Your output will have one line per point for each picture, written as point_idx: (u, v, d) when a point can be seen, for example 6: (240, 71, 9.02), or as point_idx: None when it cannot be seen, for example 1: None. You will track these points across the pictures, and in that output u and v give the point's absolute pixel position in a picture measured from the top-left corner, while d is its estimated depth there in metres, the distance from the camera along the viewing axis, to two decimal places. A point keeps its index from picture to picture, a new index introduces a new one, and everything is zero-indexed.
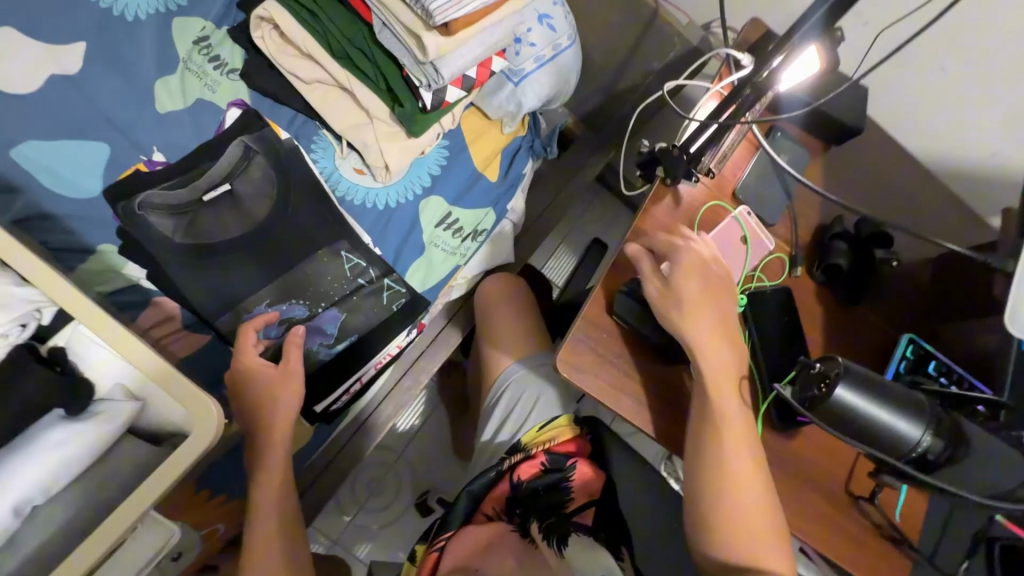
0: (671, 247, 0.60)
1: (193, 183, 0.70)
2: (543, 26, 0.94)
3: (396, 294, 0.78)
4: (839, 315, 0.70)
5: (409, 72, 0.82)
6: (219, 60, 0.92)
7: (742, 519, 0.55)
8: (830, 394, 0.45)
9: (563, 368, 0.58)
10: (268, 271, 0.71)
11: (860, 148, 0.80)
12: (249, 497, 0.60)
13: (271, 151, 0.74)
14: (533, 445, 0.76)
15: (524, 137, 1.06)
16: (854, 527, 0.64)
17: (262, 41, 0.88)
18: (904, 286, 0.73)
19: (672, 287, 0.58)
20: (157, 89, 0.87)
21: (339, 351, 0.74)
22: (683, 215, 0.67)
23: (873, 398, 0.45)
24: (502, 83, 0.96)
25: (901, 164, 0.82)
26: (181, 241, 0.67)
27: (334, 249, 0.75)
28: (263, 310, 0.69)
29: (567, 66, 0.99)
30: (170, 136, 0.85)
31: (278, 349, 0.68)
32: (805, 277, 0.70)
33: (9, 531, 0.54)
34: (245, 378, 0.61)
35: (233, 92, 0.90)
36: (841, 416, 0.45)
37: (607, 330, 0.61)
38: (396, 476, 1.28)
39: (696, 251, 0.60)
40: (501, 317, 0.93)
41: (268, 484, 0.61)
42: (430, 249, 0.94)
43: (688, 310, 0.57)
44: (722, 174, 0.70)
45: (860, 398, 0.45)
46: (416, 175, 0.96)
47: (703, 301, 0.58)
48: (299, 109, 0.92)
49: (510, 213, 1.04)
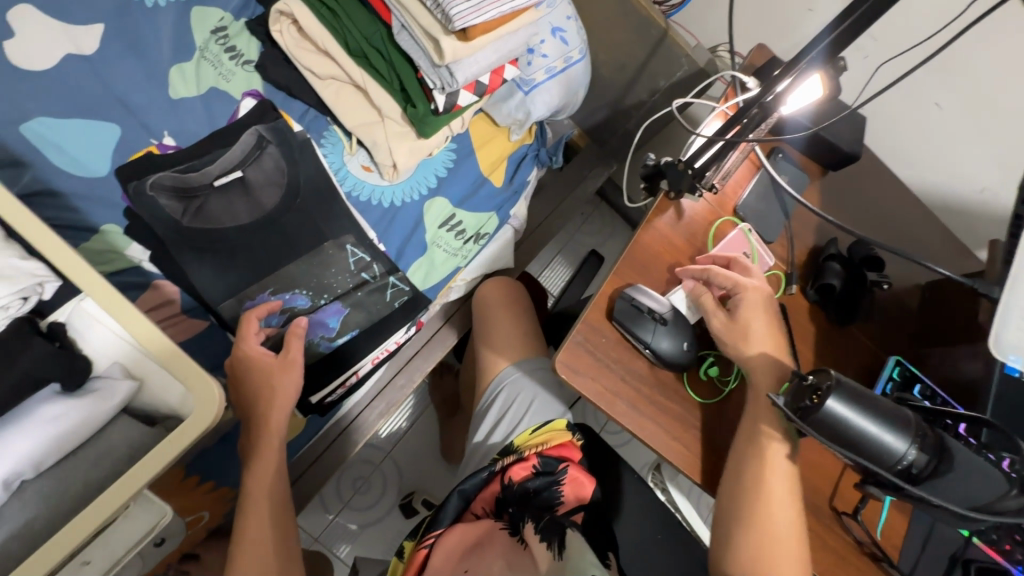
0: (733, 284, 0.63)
1: (206, 167, 0.71)
2: (556, 39, 0.96)
3: (400, 292, 0.79)
4: (830, 335, 0.72)
5: (424, 74, 0.85)
6: (235, 51, 0.93)
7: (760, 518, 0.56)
8: (821, 407, 0.46)
9: (562, 370, 0.60)
10: (274, 260, 0.71)
11: (856, 175, 0.83)
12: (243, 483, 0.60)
13: (284, 141, 0.75)
14: (527, 447, 0.77)
15: (531, 145, 1.08)
16: (837, 542, 0.65)
17: (280, 34, 0.90)
18: (893, 310, 0.76)
19: (736, 323, 0.61)
20: (172, 75, 0.87)
21: (339, 345, 0.74)
22: (685, 228, 0.69)
23: (863, 411, 0.46)
24: (513, 91, 0.98)
25: (894, 193, 0.85)
26: (189, 224, 0.68)
27: (340, 241, 0.75)
28: (264, 298, 0.70)
29: (577, 79, 1.02)
30: (182, 122, 0.86)
31: (279, 338, 0.68)
32: (800, 296, 0.72)
33: None
34: (244, 364, 0.62)
35: (247, 83, 0.91)
36: (832, 428, 0.47)
37: (606, 336, 0.62)
38: (383, 475, 1.27)
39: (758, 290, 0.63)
40: (499, 320, 0.94)
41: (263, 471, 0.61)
42: (432, 249, 0.95)
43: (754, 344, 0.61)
44: (723, 192, 0.72)
45: (851, 411, 0.46)
46: (422, 175, 0.97)
47: (767, 336, 0.61)
48: (311, 104, 0.93)
49: (512, 219, 1.05)
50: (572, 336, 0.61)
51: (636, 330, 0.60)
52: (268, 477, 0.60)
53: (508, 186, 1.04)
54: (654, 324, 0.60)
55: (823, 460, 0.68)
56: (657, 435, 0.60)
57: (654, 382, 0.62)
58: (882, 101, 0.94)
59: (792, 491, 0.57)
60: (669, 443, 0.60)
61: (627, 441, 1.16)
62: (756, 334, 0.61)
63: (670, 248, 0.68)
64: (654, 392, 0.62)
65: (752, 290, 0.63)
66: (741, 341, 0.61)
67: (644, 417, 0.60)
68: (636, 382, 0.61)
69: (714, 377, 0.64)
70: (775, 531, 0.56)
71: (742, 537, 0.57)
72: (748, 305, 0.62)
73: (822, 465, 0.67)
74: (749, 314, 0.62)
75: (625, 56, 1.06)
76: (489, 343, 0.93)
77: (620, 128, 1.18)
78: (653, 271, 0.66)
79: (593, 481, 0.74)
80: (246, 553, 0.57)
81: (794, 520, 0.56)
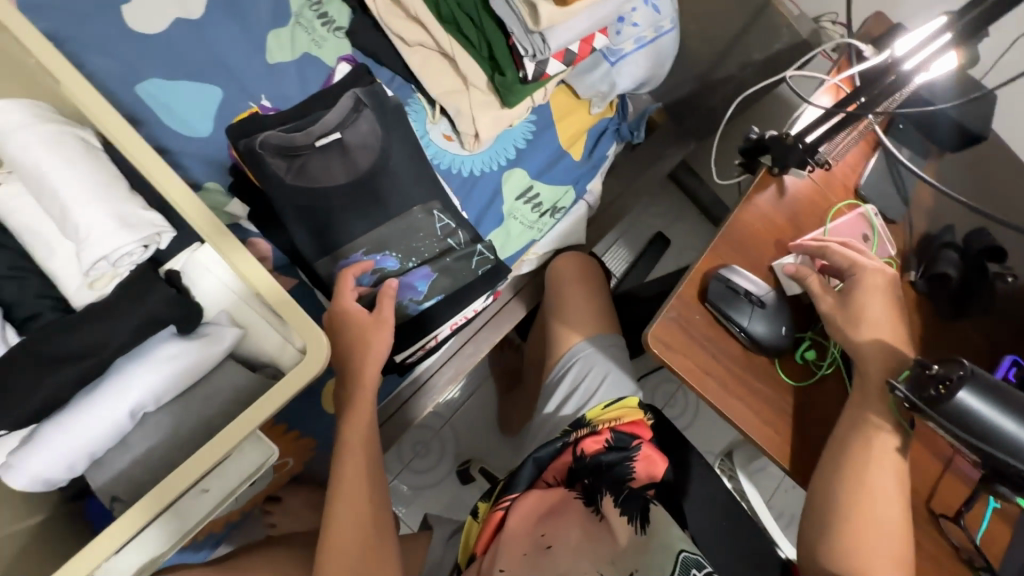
0: (847, 260, 0.60)
1: (309, 128, 0.73)
2: (648, 7, 0.92)
3: (485, 261, 0.79)
4: (940, 329, 0.67)
5: (516, 40, 0.83)
6: (327, 17, 0.94)
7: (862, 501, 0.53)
8: (950, 397, 0.44)
9: (654, 344, 0.58)
10: (365, 221, 0.73)
11: (977, 159, 0.76)
12: (336, 433, 0.63)
13: (379, 106, 0.76)
14: (599, 421, 0.77)
15: (612, 119, 1.05)
16: (932, 545, 0.62)
17: (371, 1, 0.91)
18: (1011, 306, 0.70)
19: (850, 305, 0.58)
20: (269, 41, 0.90)
21: (426, 308, 0.75)
22: (787, 206, 0.66)
23: (998, 405, 0.44)
24: (599, 61, 0.95)
25: (1020, 180, 0.77)
26: (292, 183, 0.71)
27: (428, 206, 0.76)
28: (358, 258, 0.72)
29: (666, 51, 0.98)
30: (278, 87, 0.89)
31: (372, 297, 0.70)
32: (908, 284, 0.68)
33: (123, 431, 0.58)
34: (341, 318, 0.64)
35: (338, 50, 0.93)
36: (961, 421, 0.44)
37: (699, 315, 0.60)
38: (442, 441, 1.31)
39: (877, 268, 0.60)
40: (576, 294, 0.93)
41: (355, 421, 0.63)
42: (509, 221, 0.95)
43: (874, 326, 0.57)
44: (831, 172, 0.68)
45: (982, 404, 0.44)
46: (502, 146, 0.97)
47: (888, 318, 0.57)
48: (397, 71, 0.94)
49: (588, 195, 1.04)
50: (665, 312, 0.59)
51: (731, 311, 0.58)
52: (359, 428, 0.63)
53: (586, 160, 1.02)
54: (751, 306, 0.58)
55: (923, 459, 0.64)
56: (748, 418, 0.58)
57: (748, 364, 0.60)
58: (1010, 79, 0.85)
59: (898, 483, 0.54)
60: (761, 426, 0.58)
61: (691, 427, 1.14)
62: (874, 315, 0.57)
63: (771, 227, 0.65)
64: (747, 374, 0.59)
65: (870, 271, 0.59)
66: (856, 322, 0.57)
67: (735, 398, 0.59)
68: (728, 363, 0.59)
69: (811, 361, 0.61)
70: (878, 517, 0.52)
71: (837, 526, 0.53)
72: (867, 285, 0.59)
73: (922, 464, 0.64)
74: (867, 294, 0.58)
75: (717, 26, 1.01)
76: (563, 316, 0.92)
77: (704, 104, 1.13)
78: (752, 250, 0.63)
79: (665, 460, 0.74)
80: (338, 498, 0.60)
81: (899, 510, 0.53)
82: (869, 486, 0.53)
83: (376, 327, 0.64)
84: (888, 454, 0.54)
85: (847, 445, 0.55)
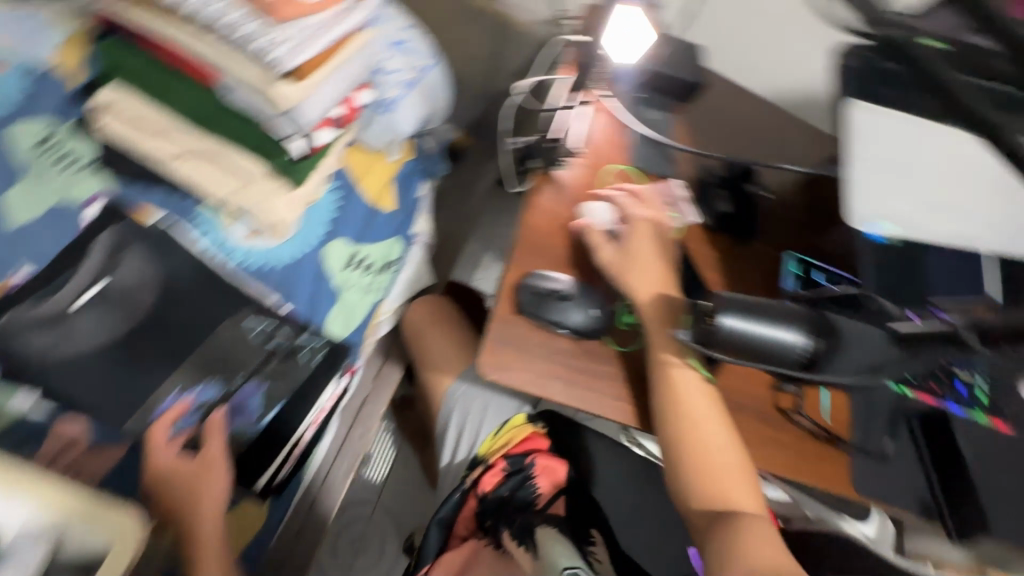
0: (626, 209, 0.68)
1: (61, 292, 0.68)
2: (399, 52, 0.95)
3: (316, 350, 0.76)
4: (737, 252, 0.75)
5: (273, 125, 0.78)
6: (69, 157, 0.86)
7: (694, 437, 0.56)
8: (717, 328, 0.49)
9: (488, 371, 0.60)
10: (167, 360, 0.68)
11: (711, 101, 0.87)
12: None
13: (147, 238, 0.73)
14: (491, 454, 0.78)
15: (413, 162, 1.06)
16: (789, 439, 0.69)
17: (111, 127, 0.84)
18: (788, 211, 0.79)
19: (626, 249, 0.65)
20: (5, 205, 0.80)
21: (265, 424, 0.71)
22: (570, 197, 0.70)
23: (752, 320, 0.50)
24: (374, 115, 0.96)
25: (751, 107, 0.89)
26: (54, 357, 0.65)
27: (236, 317, 0.72)
28: (172, 400, 0.67)
29: (435, 85, 1.00)
30: (33, 249, 0.79)
31: (199, 436, 0.65)
32: (697, 226, 0.74)
33: None
34: (160, 475, 0.61)
35: (93, 186, 0.85)
36: (730, 343, 0.50)
37: (522, 326, 0.62)
38: (379, 527, 1.24)
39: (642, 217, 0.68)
40: (434, 338, 0.95)
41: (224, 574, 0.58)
42: (345, 293, 0.93)
43: (647, 267, 0.64)
44: (597, 154, 0.74)
45: (742, 323, 0.49)
46: (312, 223, 0.94)
47: (654, 255, 0.65)
48: (168, 188, 0.87)
49: (417, 237, 1.05)
50: (489, 336, 0.61)
51: (547, 313, 0.62)
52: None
53: (402, 207, 1.03)
54: (557, 302, 0.62)
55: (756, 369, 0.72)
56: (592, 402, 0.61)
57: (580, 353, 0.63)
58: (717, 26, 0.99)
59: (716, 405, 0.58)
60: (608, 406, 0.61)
61: None
62: (643, 258, 0.64)
63: (562, 221, 0.68)
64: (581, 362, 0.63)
65: (640, 220, 0.67)
66: (634, 266, 0.64)
67: (581, 388, 0.61)
68: (563, 358, 0.62)
69: (634, 324, 0.65)
70: (711, 445, 0.56)
71: (685, 471, 0.56)
72: (635, 232, 0.66)
73: (756, 375, 0.72)
74: (635, 239, 0.65)
75: (474, 49, 1.07)
76: (429, 363, 0.92)
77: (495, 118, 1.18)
78: (552, 249, 0.67)
79: (564, 463, 0.79)
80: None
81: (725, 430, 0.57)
82: (692, 419, 0.56)
83: (202, 471, 0.62)
84: (702, 385, 0.59)
85: (672, 391, 0.57)
